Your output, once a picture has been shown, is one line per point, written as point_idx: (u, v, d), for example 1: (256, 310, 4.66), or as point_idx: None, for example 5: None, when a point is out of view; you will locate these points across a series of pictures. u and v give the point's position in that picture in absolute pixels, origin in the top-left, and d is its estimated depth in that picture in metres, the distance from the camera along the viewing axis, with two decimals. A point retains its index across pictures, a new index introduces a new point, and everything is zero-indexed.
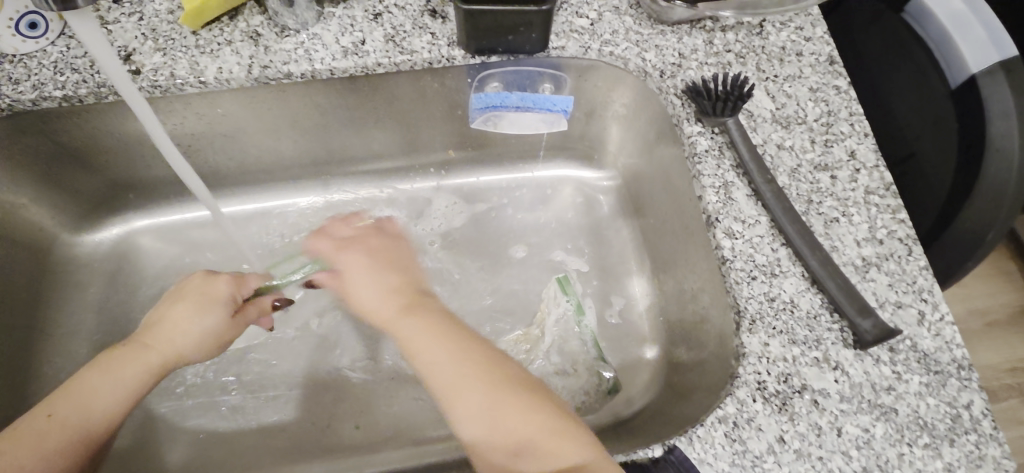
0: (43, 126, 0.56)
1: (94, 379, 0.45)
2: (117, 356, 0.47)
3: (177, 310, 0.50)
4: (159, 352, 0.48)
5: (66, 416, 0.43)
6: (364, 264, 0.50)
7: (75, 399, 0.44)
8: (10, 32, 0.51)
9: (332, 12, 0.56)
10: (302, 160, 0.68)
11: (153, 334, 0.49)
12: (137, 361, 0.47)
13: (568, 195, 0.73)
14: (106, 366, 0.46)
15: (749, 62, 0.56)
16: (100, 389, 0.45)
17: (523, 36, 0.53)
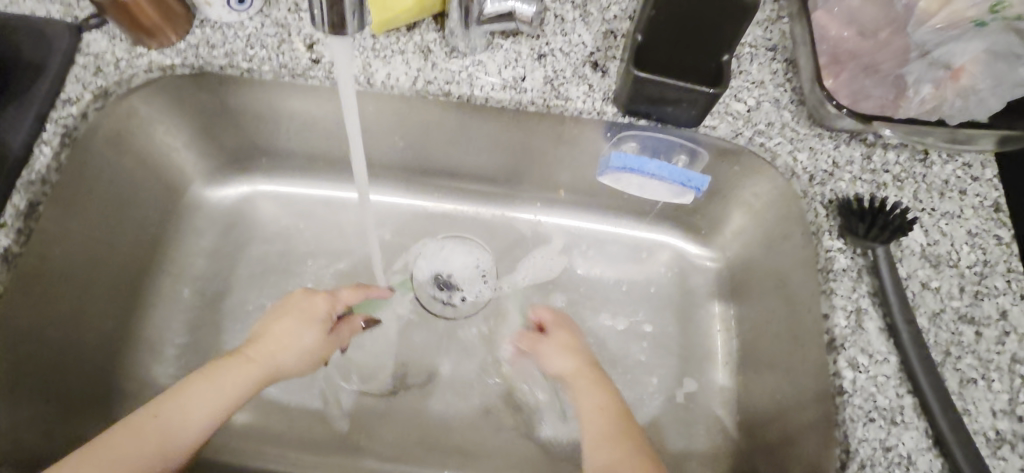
0: (217, 88, 0.60)
1: (199, 387, 0.48)
2: (225, 368, 0.50)
3: (284, 329, 0.53)
4: (260, 366, 0.51)
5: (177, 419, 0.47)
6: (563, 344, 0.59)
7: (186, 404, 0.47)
8: (222, 7, 0.55)
9: (500, 43, 0.58)
10: (423, 167, 0.71)
11: (261, 350, 0.52)
12: (245, 374, 0.50)
13: (663, 261, 0.72)
14: (217, 376, 0.49)
15: (905, 188, 0.53)
16: (200, 400, 0.48)
17: (681, 109, 0.53)
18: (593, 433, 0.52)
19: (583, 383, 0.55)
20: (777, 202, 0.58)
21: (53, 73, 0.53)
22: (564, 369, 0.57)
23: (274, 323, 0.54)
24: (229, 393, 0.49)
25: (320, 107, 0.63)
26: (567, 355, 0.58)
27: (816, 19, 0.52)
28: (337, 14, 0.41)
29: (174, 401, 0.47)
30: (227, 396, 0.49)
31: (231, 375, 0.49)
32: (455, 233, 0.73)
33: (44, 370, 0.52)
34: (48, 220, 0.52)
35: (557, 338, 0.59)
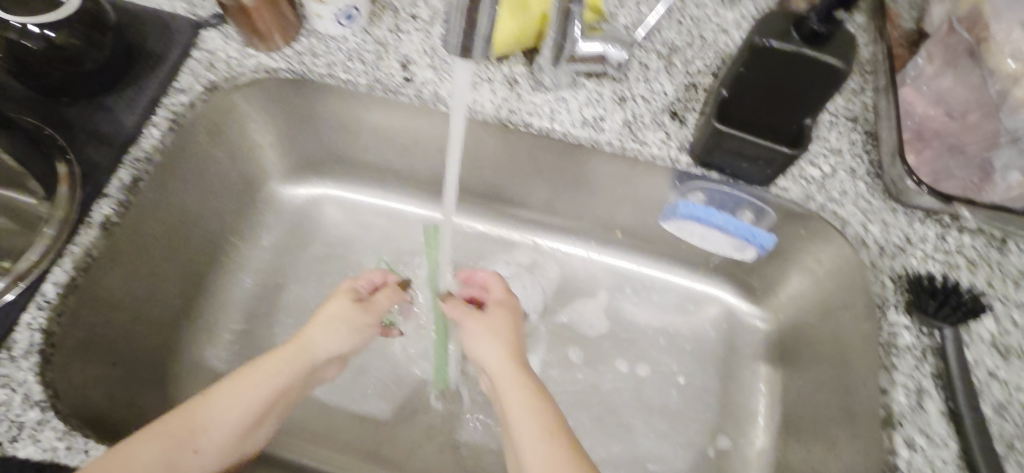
0: (311, 95, 0.64)
1: (243, 376, 0.49)
2: (268, 357, 0.51)
3: (327, 331, 0.54)
4: (300, 349, 0.52)
5: (219, 414, 0.48)
6: (485, 326, 0.54)
7: (228, 399, 0.48)
8: (332, 22, 0.59)
9: (584, 83, 0.61)
10: (487, 192, 0.73)
11: (299, 350, 0.53)
12: (283, 371, 0.51)
13: (712, 315, 0.71)
14: (256, 375, 0.50)
15: (979, 273, 0.52)
16: (243, 386, 0.49)
17: (758, 167, 0.54)
18: (536, 456, 0.45)
19: (513, 384, 0.50)
20: (840, 270, 0.58)
21: (172, 64, 0.58)
22: (491, 360, 0.52)
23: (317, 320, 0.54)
24: (269, 387, 0.50)
25: (402, 124, 0.66)
26: (497, 345, 0.53)
27: (903, 94, 0.53)
28: (468, 35, 0.37)
29: (217, 396, 0.48)
30: (267, 389, 0.50)
31: (271, 366, 0.50)
32: (510, 260, 0.75)
33: (116, 338, 0.55)
34: (149, 196, 0.55)
35: (479, 316, 0.55)
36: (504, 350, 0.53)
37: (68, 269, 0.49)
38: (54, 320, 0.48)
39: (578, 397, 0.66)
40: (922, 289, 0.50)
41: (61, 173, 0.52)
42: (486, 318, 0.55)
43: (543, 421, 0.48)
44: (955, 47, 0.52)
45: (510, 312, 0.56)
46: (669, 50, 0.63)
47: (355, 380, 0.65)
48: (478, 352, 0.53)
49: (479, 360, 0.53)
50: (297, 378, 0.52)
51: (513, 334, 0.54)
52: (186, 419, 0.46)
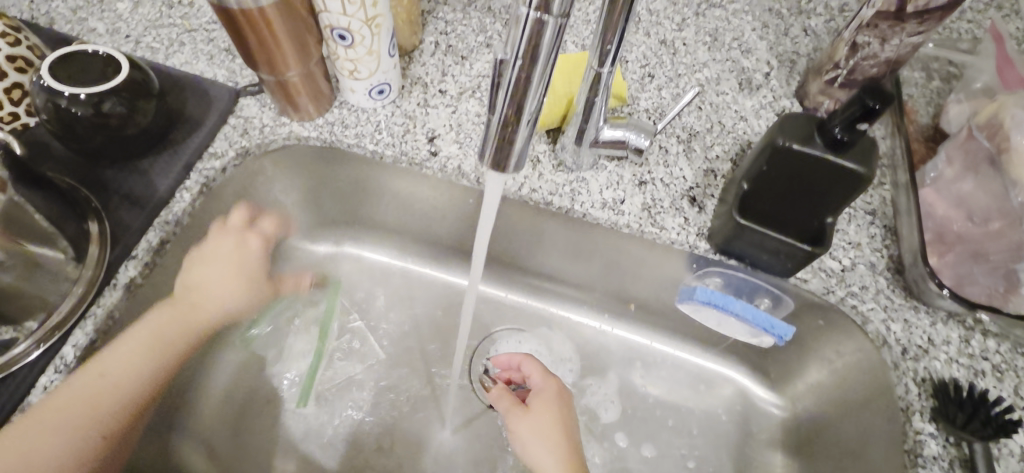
0: (337, 161, 0.66)
1: (148, 334, 0.53)
2: (168, 320, 0.55)
3: (203, 271, 0.59)
4: (198, 308, 0.58)
5: (110, 371, 0.49)
6: (541, 429, 0.57)
7: (121, 359, 0.50)
8: (364, 96, 0.62)
9: (604, 165, 0.62)
10: (503, 258, 0.74)
11: (197, 306, 0.57)
12: (173, 323, 0.55)
13: (726, 397, 0.70)
14: (146, 330, 0.53)
15: (1005, 380, 0.50)
16: (141, 348, 0.52)
17: (778, 260, 0.54)
18: None
19: None
20: (860, 366, 0.57)
21: (207, 131, 0.60)
22: (545, 465, 0.55)
23: (205, 272, 0.59)
24: (172, 352, 0.54)
25: (423, 193, 0.67)
26: (545, 445, 0.56)
27: (923, 195, 0.54)
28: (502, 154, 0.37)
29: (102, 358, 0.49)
30: (167, 358, 0.54)
31: (171, 327, 0.55)
32: (522, 328, 0.74)
33: None
34: (173, 256, 0.57)
35: (536, 418, 0.58)
36: (551, 447, 0.56)
37: (88, 331, 0.50)
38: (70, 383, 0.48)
39: None
40: (950, 399, 0.49)
41: (92, 232, 0.53)
42: (540, 420, 0.58)
43: None
44: (975, 153, 0.52)
45: (553, 399, 0.60)
46: (688, 135, 0.64)
47: (360, 447, 0.65)
48: (530, 455, 0.57)
49: (532, 462, 0.56)
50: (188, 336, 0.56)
51: (558, 422, 0.58)
52: (76, 388, 0.48)
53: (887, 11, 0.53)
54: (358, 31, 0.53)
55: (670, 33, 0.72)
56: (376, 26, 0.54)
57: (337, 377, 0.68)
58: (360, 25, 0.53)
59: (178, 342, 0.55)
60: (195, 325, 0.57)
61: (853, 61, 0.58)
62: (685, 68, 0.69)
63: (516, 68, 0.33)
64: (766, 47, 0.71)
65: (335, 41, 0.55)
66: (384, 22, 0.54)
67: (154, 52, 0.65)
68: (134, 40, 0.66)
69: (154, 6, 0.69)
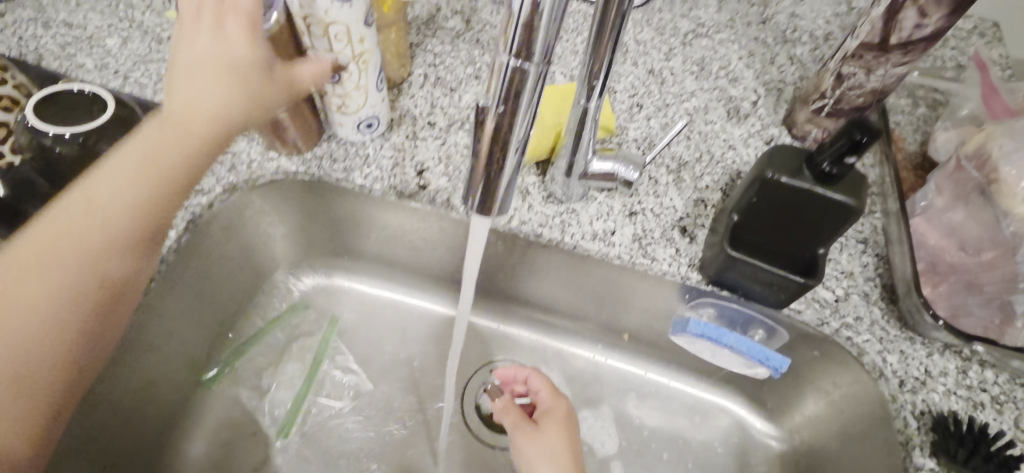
0: (326, 194, 0.65)
1: (66, 229, 0.41)
2: (79, 222, 0.42)
3: (163, 137, 0.44)
4: (87, 203, 0.42)
5: (50, 294, 0.40)
6: (546, 445, 0.58)
7: (38, 258, 0.40)
8: (353, 130, 0.62)
9: (595, 196, 0.62)
10: (495, 289, 0.73)
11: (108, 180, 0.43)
12: (69, 212, 0.42)
13: (723, 429, 0.68)
14: (34, 250, 0.40)
15: (1005, 413, 0.49)
16: (45, 267, 0.40)
17: (771, 292, 0.53)
18: None
19: None
20: (858, 398, 0.56)
21: None
22: None
23: (112, 165, 0.43)
24: (84, 263, 0.41)
25: (414, 226, 0.66)
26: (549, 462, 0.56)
27: (915, 224, 0.54)
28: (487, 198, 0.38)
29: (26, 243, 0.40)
30: (70, 266, 0.41)
31: (78, 217, 0.42)
32: (514, 360, 0.73)
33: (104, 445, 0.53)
34: (157, 295, 0.56)
35: (542, 434, 0.59)
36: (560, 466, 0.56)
37: None
38: None
39: None
40: (949, 434, 0.48)
41: None
42: (545, 437, 0.58)
43: None
44: (965, 183, 0.52)
45: (562, 421, 0.60)
46: (678, 164, 0.64)
47: None
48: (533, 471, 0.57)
49: None
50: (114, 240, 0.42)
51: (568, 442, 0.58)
52: (37, 245, 0.40)
53: (871, 42, 0.54)
54: (345, 67, 0.53)
55: (658, 63, 0.72)
56: (363, 62, 0.54)
57: (325, 414, 0.67)
58: (347, 62, 0.53)
59: (113, 204, 0.42)
60: (90, 223, 0.42)
61: (839, 92, 0.59)
62: (673, 98, 0.69)
63: (498, 114, 0.32)
64: (753, 76, 0.71)
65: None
66: (371, 58, 0.54)
67: (142, 87, 0.65)
68: (122, 75, 0.66)
69: (143, 42, 0.69)
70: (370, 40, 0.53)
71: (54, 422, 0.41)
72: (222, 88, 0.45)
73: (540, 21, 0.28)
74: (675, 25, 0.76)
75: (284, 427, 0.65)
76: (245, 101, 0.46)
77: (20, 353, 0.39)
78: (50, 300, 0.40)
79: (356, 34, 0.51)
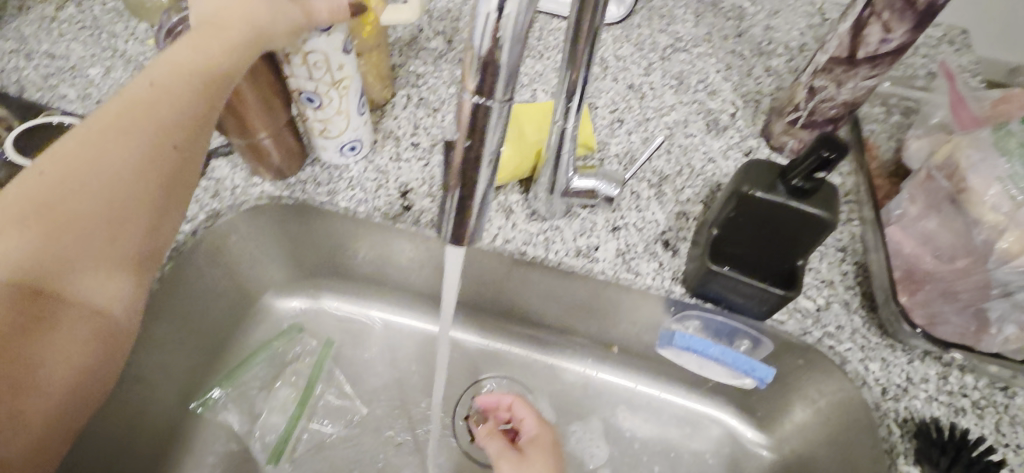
0: (311, 217, 0.65)
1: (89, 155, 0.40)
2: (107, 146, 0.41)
3: (203, 41, 0.47)
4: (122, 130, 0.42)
5: (108, 175, 0.40)
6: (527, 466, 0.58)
7: (96, 144, 0.41)
8: (336, 154, 0.62)
9: (578, 212, 0.62)
10: (483, 304, 0.73)
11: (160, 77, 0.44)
12: (108, 138, 0.41)
13: (714, 439, 0.69)
14: (62, 171, 0.39)
15: (986, 418, 0.50)
16: (78, 188, 0.39)
17: (752, 303, 0.54)
18: None
19: None
20: (843, 406, 0.56)
21: None
22: None
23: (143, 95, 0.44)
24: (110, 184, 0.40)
25: (400, 245, 0.67)
26: None
27: (890, 233, 0.56)
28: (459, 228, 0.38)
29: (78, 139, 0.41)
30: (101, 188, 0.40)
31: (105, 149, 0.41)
32: (504, 376, 0.73)
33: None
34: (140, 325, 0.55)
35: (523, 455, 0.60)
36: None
37: None
38: None
39: None
40: (931, 442, 0.48)
41: None
42: (525, 459, 0.59)
43: None
44: (936, 193, 0.53)
45: (544, 447, 0.61)
46: (659, 178, 0.65)
47: None
48: None
49: None
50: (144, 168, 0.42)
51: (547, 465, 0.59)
52: (89, 134, 0.41)
53: (840, 56, 0.55)
54: (326, 94, 0.54)
55: (637, 78, 0.74)
56: (344, 89, 0.54)
57: (317, 438, 0.67)
58: (328, 88, 0.53)
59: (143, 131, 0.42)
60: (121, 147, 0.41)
61: (812, 104, 0.60)
62: (653, 112, 0.70)
63: (465, 148, 0.33)
64: (731, 88, 0.73)
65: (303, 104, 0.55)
66: (353, 84, 0.55)
67: None
68: None
69: (126, 70, 0.69)
70: (350, 66, 0.54)
71: (124, 320, 0.41)
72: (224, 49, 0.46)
73: (500, 54, 0.29)
74: (653, 39, 0.78)
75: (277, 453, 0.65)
76: (277, 22, 0.47)
77: (82, 235, 0.38)
78: (105, 187, 0.40)
79: (337, 61, 0.52)
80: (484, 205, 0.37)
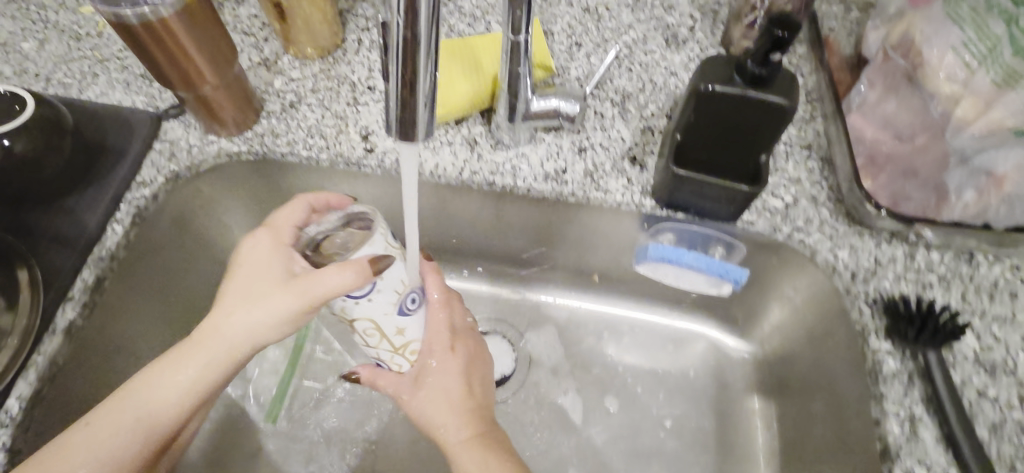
0: (273, 173, 0.64)
1: (98, 419, 0.45)
2: (115, 410, 0.46)
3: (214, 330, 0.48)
4: (127, 401, 0.46)
5: (104, 451, 0.44)
6: (439, 377, 0.50)
7: (110, 417, 0.45)
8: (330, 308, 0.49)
9: (543, 137, 0.62)
10: (461, 248, 0.73)
11: (162, 370, 0.47)
12: (120, 405, 0.46)
13: (699, 352, 0.70)
14: (83, 435, 0.44)
15: (952, 290, 0.52)
16: (84, 450, 0.44)
17: (720, 206, 0.54)
18: None
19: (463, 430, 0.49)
20: (816, 299, 0.58)
21: (132, 158, 0.58)
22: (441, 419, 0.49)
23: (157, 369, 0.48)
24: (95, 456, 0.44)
25: (369, 193, 0.66)
26: (441, 398, 0.50)
27: (852, 121, 0.56)
28: (406, 117, 0.37)
29: (83, 433, 0.44)
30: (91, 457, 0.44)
31: (112, 421, 0.45)
32: (489, 317, 0.73)
33: None
34: (113, 293, 0.54)
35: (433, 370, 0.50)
36: (450, 407, 0.50)
37: (31, 380, 0.48)
38: (21, 436, 0.46)
39: (572, 449, 0.65)
40: (899, 316, 0.50)
41: (22, 279, 0.50)
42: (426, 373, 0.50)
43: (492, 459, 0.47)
44: (893, 73, 0.54)
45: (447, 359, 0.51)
46: (622, 97, 0.64)
47: (347, 455, 0.63)
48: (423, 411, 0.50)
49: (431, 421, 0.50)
50: (135, 439, 0.46)
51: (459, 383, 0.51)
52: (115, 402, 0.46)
53: None
54: (354, 330, 0.49)
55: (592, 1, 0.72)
56: (370, 331, 0.48)
57: (310, 392, 0.67)
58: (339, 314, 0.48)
59: (147, 405, 0.46)
60: (123, 418, 0.45)
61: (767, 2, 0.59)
62: (611, 33, 0.69)
63: (400, 25, 0.33)
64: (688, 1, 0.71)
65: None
66: (374, 323, 0.48)
67: (67, 87, 0.63)
68: (44, 78, 0.63)
69: (61, 42, 0.66)
70: (363, 308, 0.46)
71: None
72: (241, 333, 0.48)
73: None
74: None
75: (271, 413, 0.65)
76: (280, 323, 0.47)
77: None
78: (95, 453, 0.44)
79: (341, 304, 0.46)
80: (430, 101, 0.37)
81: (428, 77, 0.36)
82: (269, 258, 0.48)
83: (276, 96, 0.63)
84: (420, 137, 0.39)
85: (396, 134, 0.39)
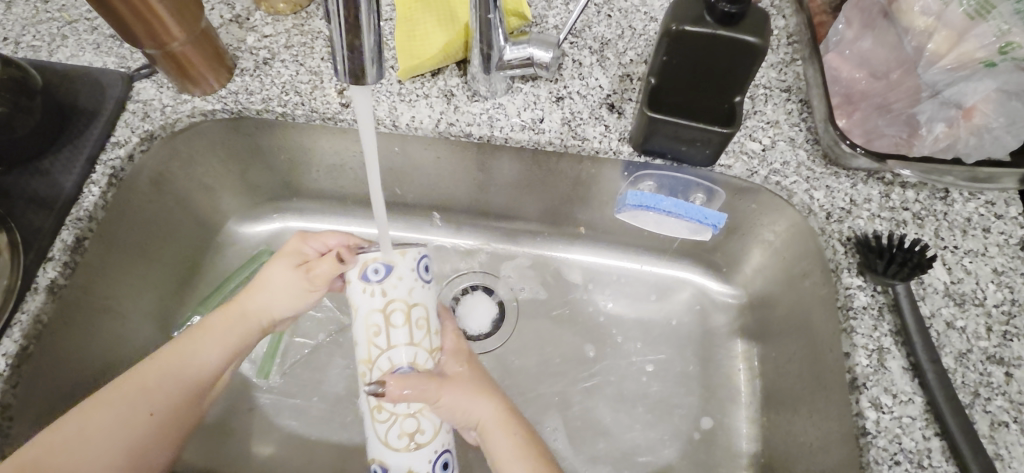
0: (252, 132, 0.64)
1: (159, 359, 0.50)
2: (169, 353, 0.50)
3: (250, 297, 0.54)
4: (183, 346, 0.51)
5: (160, 382, 0.49)
6: (464, 379, 0.50)
7: (165, 359, 0.50)
8: (363, 286, 0.45)
9: (520, 87, 0.61)
10: (447, 204, 0.73)
11: (213, 325, 0.53)
12: (176, 350, 0.50)
13: (684, 299, 0.71)
14: (143, 370, 0.49)
15: (926, 226, 0.52)
16: (145, 380, 0.48)
17: (696, 149, 0.54)
18: None
19: (496, 422, 0.50)
20: (796, 241, 0.58)
21: (104, 119, 0.57)
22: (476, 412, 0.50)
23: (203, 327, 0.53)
24: (150, 389, 0.48)
25: (350, 149, 0.66)
26: (474, 394, 0.50)
27: (829, 60, 0.55)
28: (355, 61, 0.37)
29: (150, 366, 0.49)
30: (150, 387, 0.48)
31: (165, 361, 0.50)
32: (476, 271, 0.74)
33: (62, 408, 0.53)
34: (93, 254, 0.55)
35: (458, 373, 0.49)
36: (481, 402, 0.50)
37: (16, 339, 0.49)
38: (8, 391, 0.48)
39: (559, 395, 0.67)
40: (871, 251, 0.50)
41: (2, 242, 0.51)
42: (455, 376, 0.49)
43: (530, 448, 0.50)
44: (869, 9, 0.53)
45: (461, 358, 0.51)
46: (601, 44, 0.63)
47: (340, 407, 0.65)
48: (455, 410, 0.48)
49: (465, 417, 0.49)
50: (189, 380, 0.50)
51: (476, 377, 0.52)
52: (173, 345, 0.51)
53: None
54: (405, 321, 0.45)
55: None
56: (422, 321, 0.45)
57: (300, 349, 0.68)
58: (398, 298, 0.44)
59: (197, 352, 0.51)
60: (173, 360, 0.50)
61: None
62: None
63: None
64: None
65: (359, 281, 0.45)
66: (428, 312, 0.46)
67: (36, 51, 0.62)
68: (13, 42, 0.62)
69: (27, 4, 0.65)
70: (424, 292, 0.46)
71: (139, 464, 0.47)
72: (268, 306, 0.54)
73: None
74: None
75: (263, 369, 0.66)
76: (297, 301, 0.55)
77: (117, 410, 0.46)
78: (152, 384, 0.48)
79: (408, 285, 0.45)
80: (380, 44, 0.37)
81: (377, 20, 0.36)
82: (293, 247, 0.55)
83: (248, 53, 0.62)
84: (371, 82, 0.39)
85: (347, 76, 0.39)
